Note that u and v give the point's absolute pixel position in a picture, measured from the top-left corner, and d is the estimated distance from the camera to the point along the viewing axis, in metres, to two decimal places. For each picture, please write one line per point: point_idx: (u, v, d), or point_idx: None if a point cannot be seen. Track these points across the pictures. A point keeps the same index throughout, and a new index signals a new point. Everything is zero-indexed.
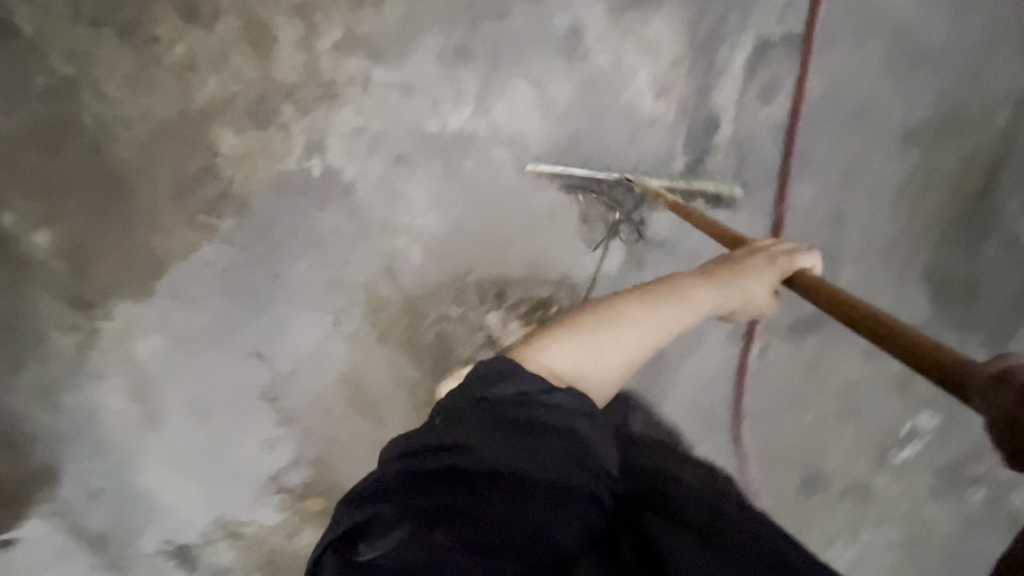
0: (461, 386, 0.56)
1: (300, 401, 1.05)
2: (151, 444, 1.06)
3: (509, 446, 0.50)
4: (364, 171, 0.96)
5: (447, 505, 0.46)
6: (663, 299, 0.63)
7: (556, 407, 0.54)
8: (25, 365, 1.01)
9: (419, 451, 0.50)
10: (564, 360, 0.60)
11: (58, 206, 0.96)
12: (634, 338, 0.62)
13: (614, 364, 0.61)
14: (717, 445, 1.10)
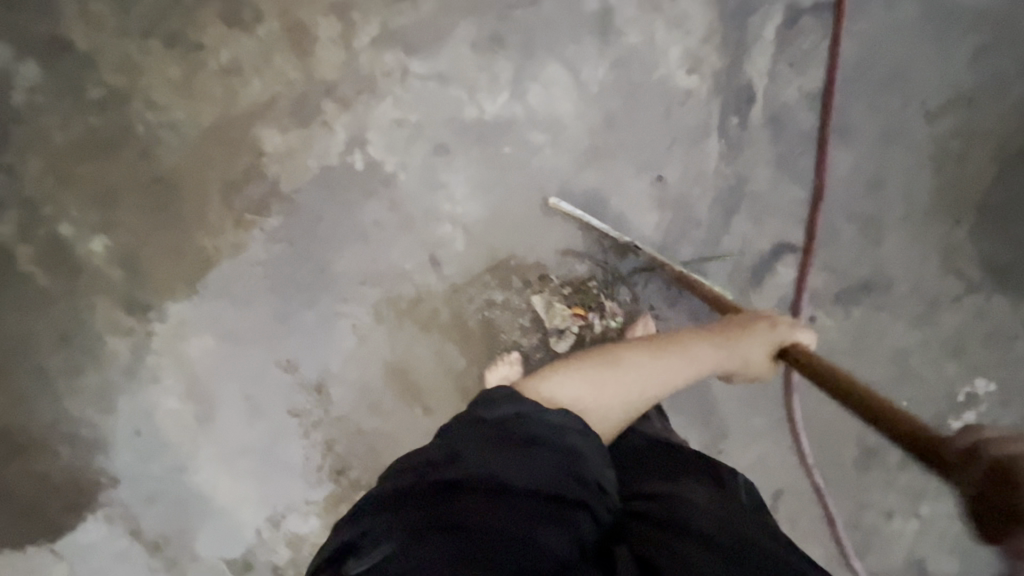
0: (465, 411, 0.61)
1: (349, 395, 1.06)
2: (205, 444, 1.08)
3: (500, 457, 0.53)
4: (404, 162, 0.98)
5: (440, 515, 0.48)
6: (672, 353, 0.71)
7: (546, 423, 0.57)
8: (85, 369, 1.04)
9: (419, 466, 0.53)
10: (568, 393, 0.64)
11: (114, 213, 0.99)
12: (635, 377, 0.67)
13: (613, 404, 0.65)
14: (767, 419, 1.09)
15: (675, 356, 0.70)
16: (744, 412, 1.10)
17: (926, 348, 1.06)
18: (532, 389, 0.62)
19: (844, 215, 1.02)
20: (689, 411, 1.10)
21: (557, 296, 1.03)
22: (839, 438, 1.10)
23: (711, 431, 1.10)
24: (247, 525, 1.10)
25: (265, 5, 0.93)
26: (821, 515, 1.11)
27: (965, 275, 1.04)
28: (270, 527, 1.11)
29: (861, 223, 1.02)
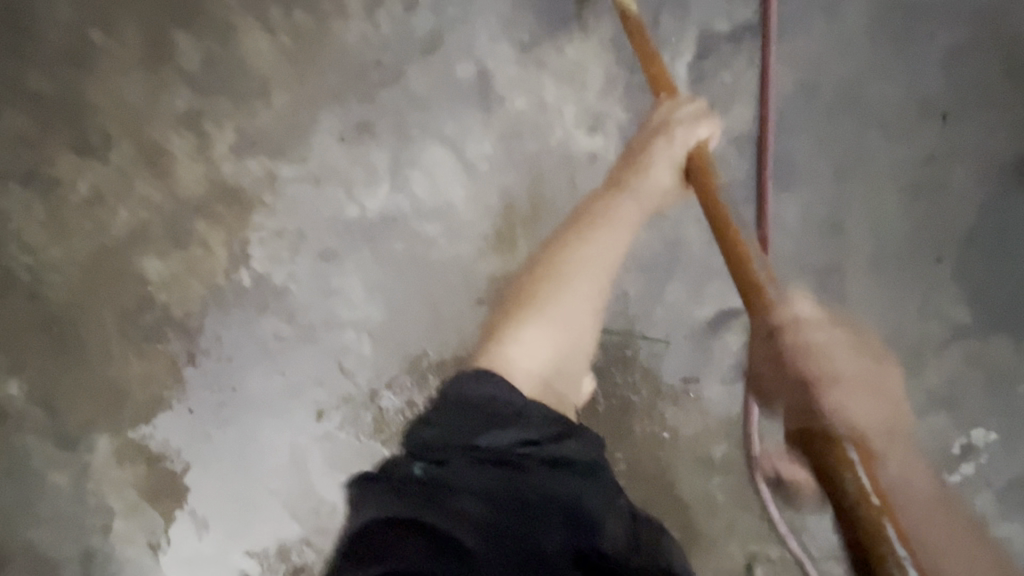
0: (446, 415, 0.62)
1: (286, 504, 1.02)
2: (158, 559, 1.06)
3: (494, 516, 0.52)
4: (293, 273, 0.91)
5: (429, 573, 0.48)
6: (602, 236, 0.76)
7: (548, 462, 0.58)
8: (31, 504, 1.05)
9: (410, 504, 0.53)
10: (527, 342, 0.70)
11: (20, 358, 0.97)
12: (586, 282, 0.73)
13: (581, 332, 0.73)
14: (737, 494, 0.97)
15: (613, 238, 0.75)
16: (714, 495, 0.97)
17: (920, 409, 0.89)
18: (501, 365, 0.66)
19: (798, 267, 0.87)
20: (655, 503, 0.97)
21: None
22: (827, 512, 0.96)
23: (683, 525, 0.97)
24: None
25: (113, 128, 0.86)
26: None
27: (956, 318, 0.87)
28: None
29: (820, 273, 0.87)
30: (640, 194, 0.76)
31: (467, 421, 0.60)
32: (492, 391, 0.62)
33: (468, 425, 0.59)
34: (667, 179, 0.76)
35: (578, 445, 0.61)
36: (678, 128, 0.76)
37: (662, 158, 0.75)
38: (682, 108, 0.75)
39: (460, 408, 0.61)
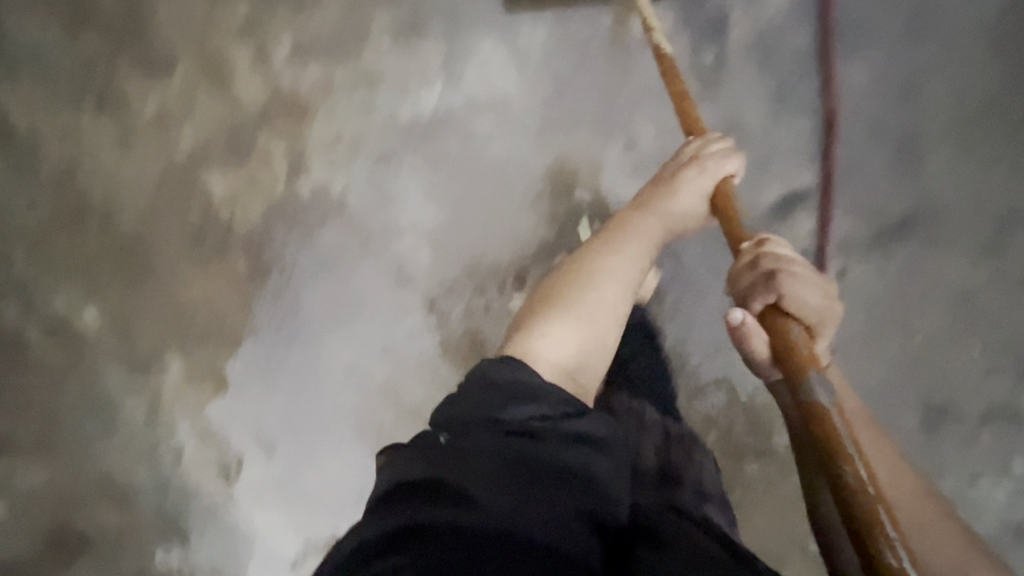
0: (471, 397, 0.58)
1: (349, 422, 1.04)
2: (230, 480, 1.11)
3: (509, 489, 0.50)
4: (350, 179, 0.92)
5: (445, 535, 0.47)
6: (629, 242, 0.70)
7: (567, 439, 0.54)
8: (111, 428, 1.11)
9: (425, 492, 0.50)
10: (553, 347, 0.63)
11: (96, 283, 1.01)
12: (613, 286, 0.67)
13: (608, 333, 0.66)
14: None
15: (637, 245, 0.70)
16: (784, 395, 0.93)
17: (997, 286, 0.86)
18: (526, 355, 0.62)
19: (870, 134, 0.86)
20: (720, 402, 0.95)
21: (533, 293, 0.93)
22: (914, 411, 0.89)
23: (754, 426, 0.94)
24: (286, 557, 1.14)
25: (177, 47, 0.92)
26: None
27: None
28: (308, 557, 1.13)
29: (895, 137, 0.85)
30: (664, 215, 0.71)
31: (487, 399, 0.57)
32: (515, 378, 0.58)
33: (489, 401, 0.56)
34: (691, 203, 0.72)
35: (593, 422, 0.56)
36: (709, 159, 0.72)
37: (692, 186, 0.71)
38: (707, 142, 0.71)
39: (481, 390, 0.58)
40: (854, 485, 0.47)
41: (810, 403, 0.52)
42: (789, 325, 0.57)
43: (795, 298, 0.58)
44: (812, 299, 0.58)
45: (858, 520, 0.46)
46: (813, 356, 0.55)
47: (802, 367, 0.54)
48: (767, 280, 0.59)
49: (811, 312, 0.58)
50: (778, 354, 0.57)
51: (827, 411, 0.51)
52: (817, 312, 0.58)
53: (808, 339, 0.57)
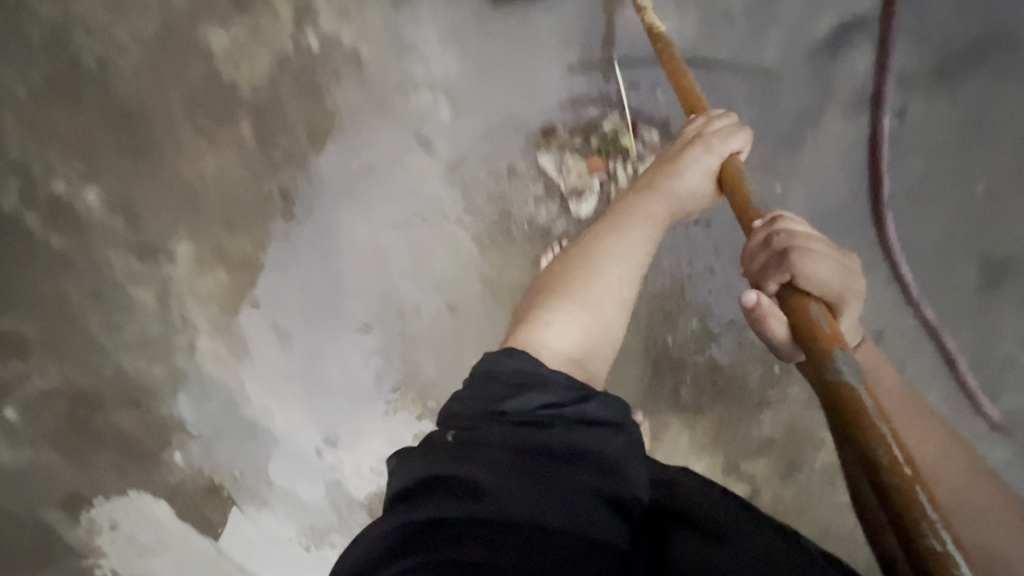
0: (476, 394, 0.54)
1: (369, 305, 1.00)
2: (247, 374, 1.07)
3: (527, 482, 0.45)
4: (364, 29, 0.87)
5: (461, 536, 0.42)
6: (633, 229, 0.63)
7: (586, 422, 0.50)
8: (121, 323, 1.06)
9: (436, 493, 0.45)
10: (556, 337, 0.56)
11: (96, 161, 0.96)
12: (618, 275, 0.61)
13: (613, 326, 0.60)
14: (861, 249, 0.89)
15: (637, 233, 0.63)
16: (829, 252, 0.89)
17: None
18: (526, 347, 0.56)
19: None
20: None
21: (567, 147, 0.88)
22: (965, 266, 0.88)
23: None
24: (309, 449, 1.12)
25: None
26: (942, 355, 0.92)
27: None
28: (331, 448, 1.11)
29: None
30: (670, 197, 0.65)
31: (488, 389, 0.53)
32: (516, 368, 0.54)
33: (489, 394, 0.53)
34: (698, 185, 0.65)
35: (603, 404, 0.52)
36: (713, 136, 0.65)
37: (696, 168, 0.65)
38: (715, 116, 0.67)
39: (488, 380, 0.54)
40: (886, 467, 0.38)
41: (836, 384, 0.43)
42: (807, 303, 0.49)
43: (811, 273, 0.51)
44: (830, 272, 0.50)
45: (900, 504, 0.37)
46: (837, 334, 0.47)
47: (816, 335, 0.46)
48: (780, 258, 0.52)
49: (830, 289, 0.51)
50: (798, 337, 0.49)
51: (848, 380, 0.43)
52: (833, 288, 0.51)
53: (830, 316, 0.48)
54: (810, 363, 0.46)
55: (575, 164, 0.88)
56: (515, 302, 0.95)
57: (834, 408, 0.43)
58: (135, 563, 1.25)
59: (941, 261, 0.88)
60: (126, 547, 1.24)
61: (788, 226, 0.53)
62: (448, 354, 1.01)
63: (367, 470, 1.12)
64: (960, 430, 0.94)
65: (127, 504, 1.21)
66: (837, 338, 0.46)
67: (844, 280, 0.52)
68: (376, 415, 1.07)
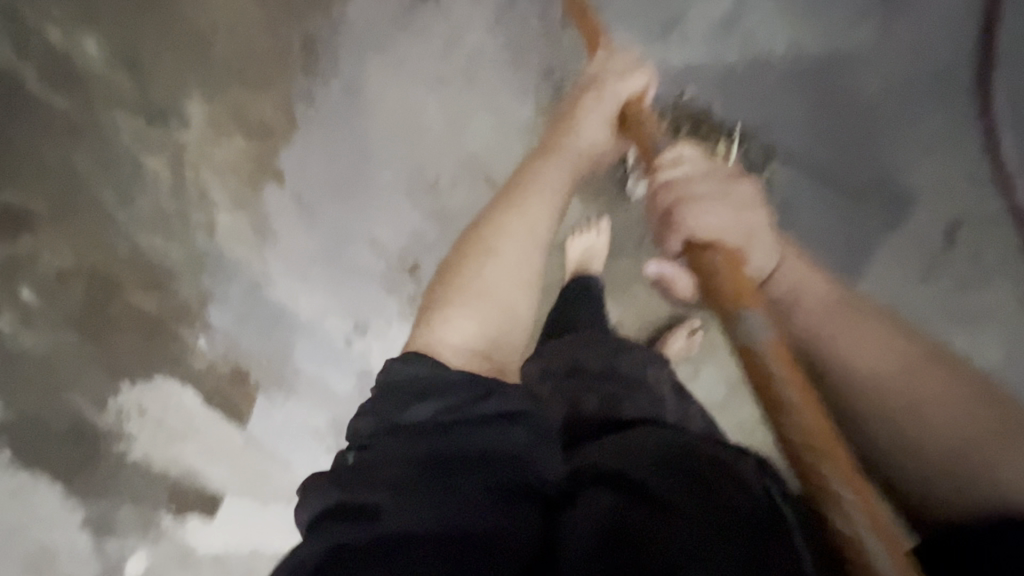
0: (378, 412, 0.60)
1: (400, 177, 0.96)
2: (269, 256, 1.00)
3: (423, 488, 0.53)
4: None
5: (367, 552, 0.50)
6: (533, 199, 0.74)
7: (482, 419, 0.57)
8: (132, 197, 1.01)
9: (343, 514, 0.53)
10: (456, 330, 0.67)
11: (98, 9, 0.96)
12: (515, 257, 0.72)
13: (517, 299, 0.72)
14: (898, 122, 0.94)
15: (532, 213, 0.73)
16: (884, 130, 0.97)
17: None
18: (432, 345, 0.65)
19: None
20: (824, 143, 0.98)
21: None
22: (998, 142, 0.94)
23: (861, 166, 0.97)
24: (336, 338, 1.07)
25: None
26: (995, 236, 0.91)
27: None
28: (360, 337, 1.07)
29: None
30: (565, 152, 0.77)
31: (388, 406, 0.59)
32: (417, 374, 0.61)
33: (391, 409, 0.59)
34: (596, 135, 0.78)
35: (505, 400, 0.59)
36: (605, 82, 0.78)
37: (592, 121, 0.77)
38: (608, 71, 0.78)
39: (387, 393, 0.60)
40: (798, 437, 0.46)
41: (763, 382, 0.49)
42: (709, 255, 0.55)
43: (704, 226, 0.56)
44: (717, 219, 0.57)
45: (811, 481, 0.46)
46: (740, 288, 0.53)
47: (725, 300, 0.53)
48: (670, 217, 0.59)
49: (727, 234, 0.57)
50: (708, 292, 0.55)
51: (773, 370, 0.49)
52: (733, 224, 0.57)
53: (731, 264, 0.54)
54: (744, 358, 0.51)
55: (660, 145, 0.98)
56: None
57: (751, 374, 0.50)
58: (167, 449, 1.13)
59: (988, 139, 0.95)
60: (158, 436, 1.13)
61: (677, 175, 0.60)
62: None
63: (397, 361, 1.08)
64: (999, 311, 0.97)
65: (158, 386, 1.10)
66: (742, 296, 0.53)
67: (738, 217, 0.58)
68: (408, 300, 1.04)
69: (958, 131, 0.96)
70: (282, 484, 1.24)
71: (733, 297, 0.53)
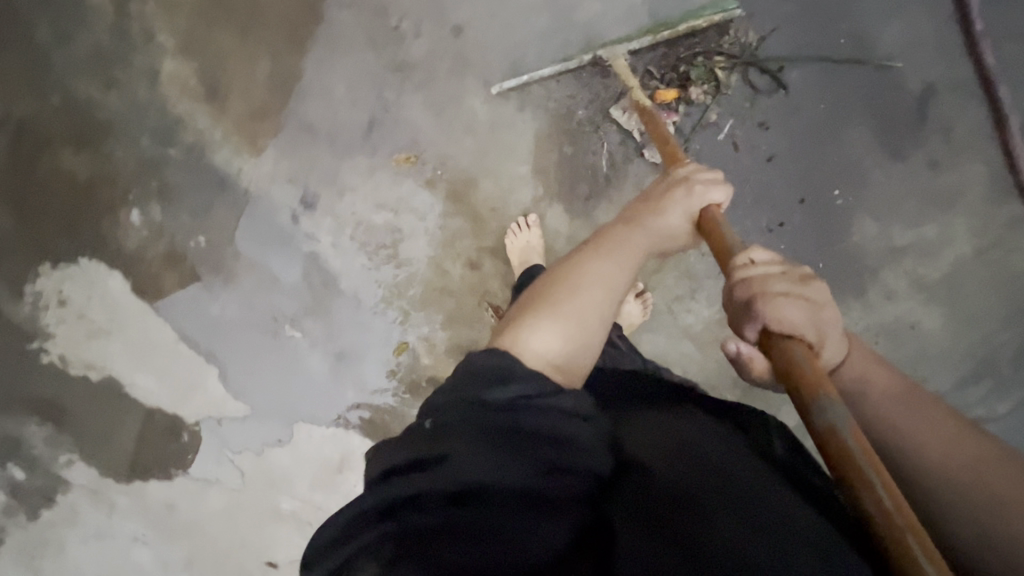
0: (457, 383, 0.52)
1: (356, 21, 0.93)
2: (215, 109, 0.96)
3: (494, 454, 0.45)
4: None
5: (431, 508, 0.43)
6: (617, 257, 0.61)
7: (557, 411, 0.49)
8: (71, 35, 0.94)
9: (407, 468, 0.46)
10: (540, 341, 0.54)
11: None
12: (597, 296, 0.58)
13: (593, 335, 0.57)
14: None
15: (623, 263, 0.61)
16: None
17: None
18: (510, 349, 0.53)
19: None
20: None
21: (649, 73, 0.89)
22: None
23: (837, 24, 0.87)
24: (283, 213, 1.01)
25: None
26: (986, 108, 0.87)
27: None
28: (308, 213, 1.01)
29: None
30: (650, 233, 0.64)
31: (469, 382, 0.51)
32: (503, 361, 0.51)
33: (470, 383, 0.50)
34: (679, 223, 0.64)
35: (574, 398, 0.51)
36: (698, 181, 0.65)
37: (677, 207, 0.64)
38: (699, 164, 0.66)
39: (468, 373, 0.51)
40: (876, 515, 0.40)
41: (826, 436, 0.43)
42: (792, 347, 0.47)
43: (784, 314, 0.47)
44: (802, 315, 0.47)
45: (885, 550, 0.39)
46: (822, 375, 0.46)
47: (805, 386, 0.45)
48: (751, 305, 0.48)
49: (808, 328, 0.47)
50: (784, 380, 0.47)
51: (841, 433, 0.43)
52: (810, 324, 0.48)
53: (815, 363, 0.46)
54: (797, 402, 0.46)
55: (657, 87, 0.88)
56: (526, 25, 0.92)
57: (826, 456, 0.43)
58: (86, 346, 1.08)
59: None
60: (78, 329, 1.07)
61: (757, 270, 0.50)
62: (443, 94, 0.95)
63: (346, 242, 1.02)
64: (988, 202, 0.90)
65: (77, 274, 1.04)
66: (821, 379, 0.46)
67: (817, 313, 0.48)
68: (363, 168, 0.98)
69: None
70: (212, 392, 1.13)
71: (810, 387, 0.45)
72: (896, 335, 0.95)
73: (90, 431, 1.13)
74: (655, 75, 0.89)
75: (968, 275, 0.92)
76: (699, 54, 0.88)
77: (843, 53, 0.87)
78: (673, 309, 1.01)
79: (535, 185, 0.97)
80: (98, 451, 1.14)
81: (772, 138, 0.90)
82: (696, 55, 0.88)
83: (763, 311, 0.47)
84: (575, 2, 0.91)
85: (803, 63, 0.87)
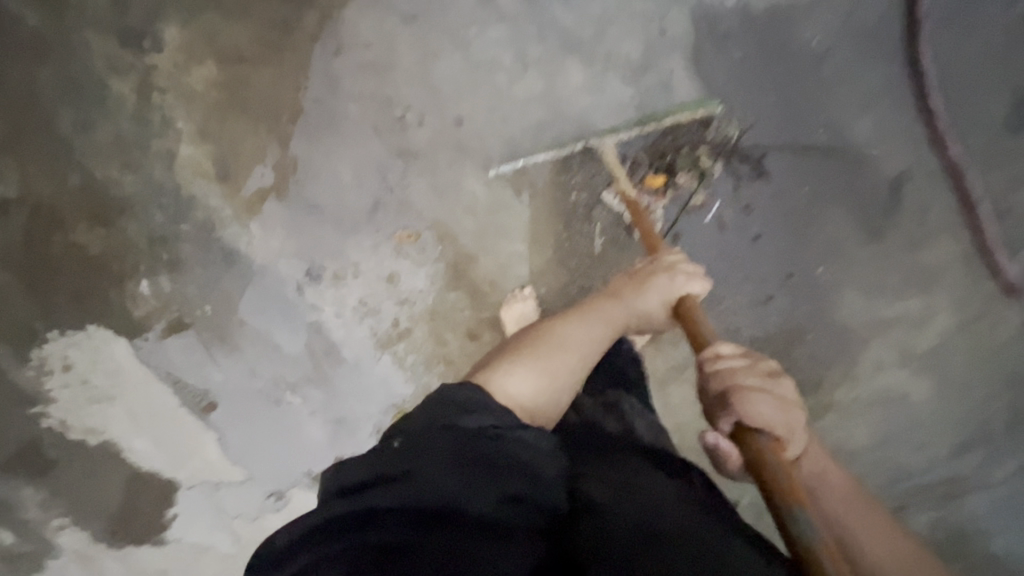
0: (429, 404, 0.52)
1: (364, 111, 0.99)
2: (228, 189, 1.01)
3: (467, 474, 0.46)
4: None
5: (402, 522, 0.43)
6: (589, 323, 0.68)
7: (523, 442, 0.51)
8: (93, 122, 0.99)
9: (376, 481, 0.45)
10: (515, 384, 0.59)
11: None
12: (567, 354, 0.64)
13: (561, 389, 0.63)
14: (876, 79, 0.93)
15: (595, 327, 0.68)
16: (841, 81, 0.93)
17: None
18: (486, 386, 0.58)
19: None
20: (778, 91, 0.94)
21: (638, 161, 0.96)
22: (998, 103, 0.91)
23: (811, 119, 0.94)
24: (289, 284, 1.05)
25: None
26: (954, 196, 0.93)
27: None
28: (313, 284, 1.05)
29: None
30: (626, 308, 0.70)
31: (443, 406, 0.51)
32: (477, 394, 0.53)
33: (443, 408, 0.51)
34: (655, 305, 0.68)
35: (538, 433, 0.53)
36: (681, 271, 0.69)
37: (657, 290, 0.68)
38: (682, 257, 0.71)
39: (440, 399, 0.52)
40: None
41: (803, 549, 0.43)
42: (763, 446, 0.48)
43: (757, 413, 0.49)
44: (773, 412, 0.49)
45: None
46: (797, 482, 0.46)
47: (779, 491, 0.45)
48: (725, 401, 0.50)
49: (779, 425, 0.49)
50: (757, 479, 0.48)
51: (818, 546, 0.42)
52: (782, 422, 0.49)
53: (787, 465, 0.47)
54: (772, 507, 0.46)
55: (645, 175, 0.96)
56: (524, 116, 0.98)
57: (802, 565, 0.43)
58: (87, 411, 1.09)
59: (965, 94, 0.91)
60: (80, 395, 1.08)
61: (725, 364, 0.52)
62: (444, 176, 1.00)
63: (350, 312, 1.05)
64: (963, 283, 0.94)
65: (83, 341, 1.06)
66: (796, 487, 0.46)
67: (789, 411, 0.50)
68: (367, 243, 1.02)
69: (908, 87, 0.92)
70: (210, 457, 1.14)
71: (783, 492, 0.45)
72: (878, 406, 0.98)
73: (85, 495, 1.13)
74: (643, 164, 0.96)
75: (950, 349, 0.95)
76: (683, 144, 0.95)
77: (817, 146, 0.94)
78: (667, 379, 1.03)
79: (531, 260, 1.01)
80: (92, 516, 1.13)
81: (756, 219, 0.95)
82: (681, 146, 0.95)
83: (737, 408, 0.49)
84: (569, 94, 0.97)
85: (779, 152, 0.94)
